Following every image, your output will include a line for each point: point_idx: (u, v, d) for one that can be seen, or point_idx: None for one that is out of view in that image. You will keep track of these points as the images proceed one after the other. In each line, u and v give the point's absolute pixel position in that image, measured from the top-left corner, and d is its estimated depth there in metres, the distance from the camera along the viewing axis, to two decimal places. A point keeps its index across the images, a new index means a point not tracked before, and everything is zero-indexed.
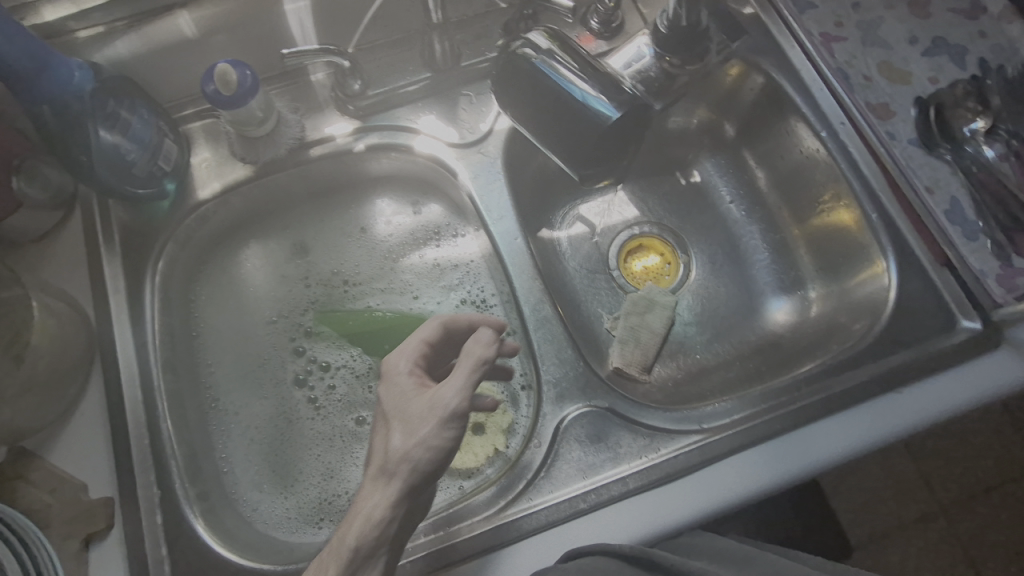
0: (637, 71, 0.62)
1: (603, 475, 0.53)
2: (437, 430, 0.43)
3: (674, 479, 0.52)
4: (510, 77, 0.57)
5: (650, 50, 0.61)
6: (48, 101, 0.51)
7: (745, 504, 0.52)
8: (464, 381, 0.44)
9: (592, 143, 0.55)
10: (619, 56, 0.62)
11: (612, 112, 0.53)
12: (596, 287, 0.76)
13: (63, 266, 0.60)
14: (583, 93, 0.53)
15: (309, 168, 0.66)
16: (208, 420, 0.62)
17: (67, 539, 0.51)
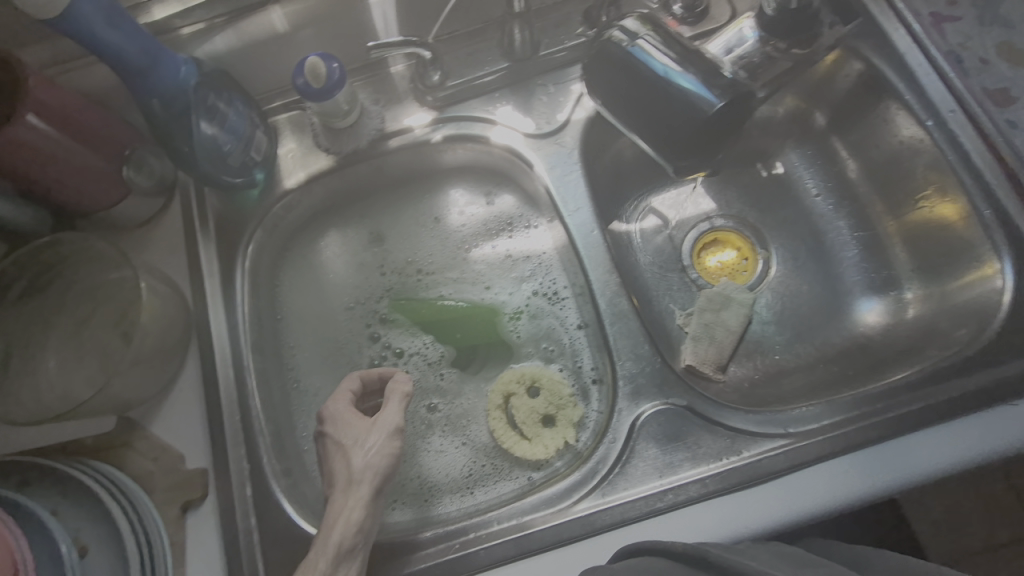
0: (739, 56, 0.60)
1: (683, 474, 0.52)
2: (387, 440, 0.54)
3: (757, 484, 0.50)
4: (598, 64, 0.55)
5: (753, 34, 0.60)
6: (158, 95, 0.54)
7: (834, 514, 0.49)
8: (397, 409, 0.55)
9: (680, 124, 0.53)
10: (719, 41, 0.61)
11: (697, 85, 0.52)
12: (668, 282, 0.74)
13: (165, 250, 0.64)
14: (665, 66, 0.53)
15: (387, 159, 0.67)
16: (290, 400, 0.65)
17: (168, 504, 0.54)
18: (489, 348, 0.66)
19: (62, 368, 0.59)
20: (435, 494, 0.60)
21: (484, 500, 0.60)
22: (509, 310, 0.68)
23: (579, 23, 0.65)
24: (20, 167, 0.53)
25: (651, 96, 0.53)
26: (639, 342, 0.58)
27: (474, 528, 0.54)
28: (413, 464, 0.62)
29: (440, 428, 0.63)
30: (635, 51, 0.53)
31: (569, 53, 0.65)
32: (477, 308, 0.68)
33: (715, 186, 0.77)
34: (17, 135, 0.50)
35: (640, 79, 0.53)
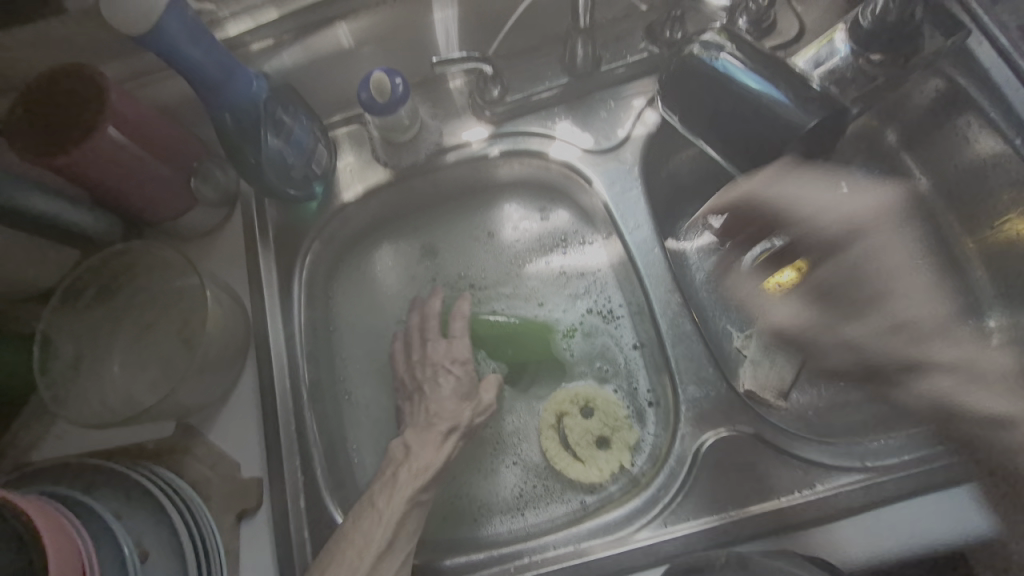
0: (828, 70, 0.60)
1: (753, 508, 0.51)
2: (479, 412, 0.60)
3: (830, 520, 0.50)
4: (676, 77, 0.57)
5: (844, 47, 0.59)
6: (230, 109, 0.55)
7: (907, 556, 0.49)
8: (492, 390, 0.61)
9: (760, 122, 0.54)
10: (806, 56, 0.61)
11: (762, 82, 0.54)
12: (724, 302, 0.71)
13: (225, 259, 0.65)
14: (724, 62, 0.55)
15: (444, 173, 0.67)
16: (341, 412, 0.65)
17: (225, 512, 0.55)
18: (542, 367, 0.65)
19: (126, 373, 0.61)
20: (486, 514, 0.59)
21: (534, 522, 0.58)
22: (563, 328, 0.66)
23: (641, 38, 0.64)
24: (98, 177, 0.55)
25: (724, 96, 0.55)
26: (701, 360, 0.57)
27: (529, 553, 0.53)
28: (463, 482, 0.61)
29: (492, 446, 0.62)
30: (723, 63, 0.55)
31: (628, 70, 0.64)
32: (532, 325, 0.66)
33: None
34: (100, 146, 0.52)
35: (713, 83, 0.55)
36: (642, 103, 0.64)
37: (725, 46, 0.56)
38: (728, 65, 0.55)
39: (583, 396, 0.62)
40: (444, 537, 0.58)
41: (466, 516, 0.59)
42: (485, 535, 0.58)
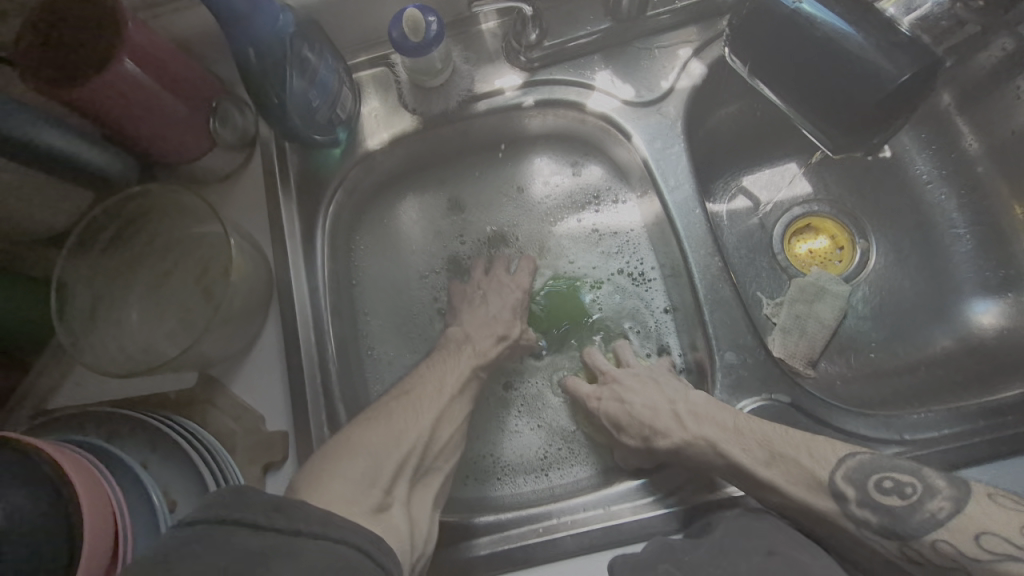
0: (920, 15, 0.57)
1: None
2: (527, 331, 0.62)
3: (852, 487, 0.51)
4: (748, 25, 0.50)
5: None
6: (254, 44, 0.51)
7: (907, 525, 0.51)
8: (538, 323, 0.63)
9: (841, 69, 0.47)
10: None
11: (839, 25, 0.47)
12: (756, 267, 0.69)
13: (246, 206, 0.63)
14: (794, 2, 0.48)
15: (475, 123, 0.64)
16: (364, 367, 0.64)
17: (251, 463, 0.55)
18: (573, 329, 0.64)
19: (144, 321, 0.59)
20: (510, 474, 0.59)
21: (559, 483, 0.58)
22: (592, 286, 0.65)
23: None
24: (109, 114, 0.52)
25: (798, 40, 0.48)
26: (740, 325, 0.56)
27: (558, 513, 0.53)
28: (487, 442, 0.60)
29: (516, 408, 0.62)
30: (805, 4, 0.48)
31: (674, 16, 0.60)
32: (561, 285, 0.65)
33: (817, 166, 0.71)
34: (113, 82, 0.49)
35: (786, 26, 0.48)
36: (689, 53, 0.60)
37: None
38: (813, 6, 0.48)
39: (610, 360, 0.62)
40: (469, 496, 0.58)
41: (488, 476, 0.59)
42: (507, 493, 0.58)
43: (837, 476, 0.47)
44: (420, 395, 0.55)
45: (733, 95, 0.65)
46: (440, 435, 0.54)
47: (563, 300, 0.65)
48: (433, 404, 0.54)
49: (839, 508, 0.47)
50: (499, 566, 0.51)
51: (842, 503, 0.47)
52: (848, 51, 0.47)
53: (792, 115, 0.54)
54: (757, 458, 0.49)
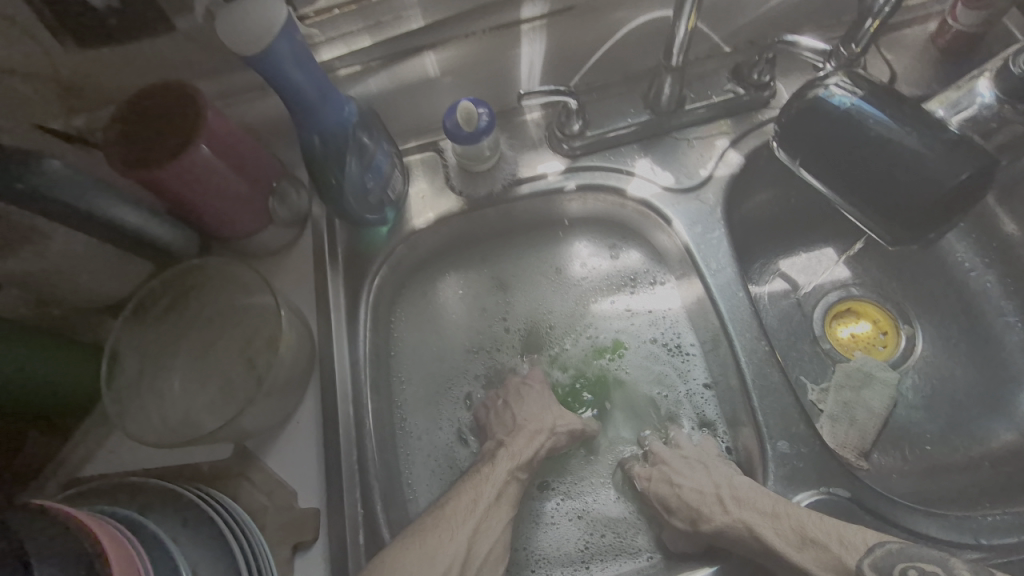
0: (966, 117, 0.53)
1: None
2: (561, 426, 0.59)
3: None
4: (797, 118, 0.52)
5: (988, 94, 0.53)
6: (320, 132, 0.55)
7: None
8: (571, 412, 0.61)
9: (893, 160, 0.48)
10: (942, 101, 0.55)
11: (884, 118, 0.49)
12: (798, 351, 0.68)
13: (294, 278, 0.65)
14: (842, 97, 0.50)
15: (518, 205, 0.67)
16: (398, 443, 0.62)
17: (281, 543, 0.53)
18: (606, 411, 0.63)
19: (185, 390, 0.60)
20: (547, 567, 0.56)
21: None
22: (614, 363, 0.64)
23: (726, 79, 0.64)
24: (182, 193, 0.55)
25: (846, 132, 0.49)
26: (789, 410, 0.55)
27: None
28: (522, 532, 0.58)
29: (552, 495, 0.59)
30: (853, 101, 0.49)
31: (709, 111, 0.63)
32: (583, 362, 0.65)
33: (855, 251, 0.71)
34: (189, 165, 0.53)
35: (833, 120, 0.50)
36: (725, 144, 0.63)
37: (845, 84, 0.51)
38: (864, 103, 0.49)
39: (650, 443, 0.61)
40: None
41: (523, 567, 0.56)
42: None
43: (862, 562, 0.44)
44: (455, 509, 0.51)
45: (767, 183, 0.67)
46: (478, 551, 0.50)
47: (588, 380, 0.64)
48: (468, 516, 0.51)
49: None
50: None
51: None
52: (903, 148, 0.48)
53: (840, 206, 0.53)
54: (824, 565, 0.45)
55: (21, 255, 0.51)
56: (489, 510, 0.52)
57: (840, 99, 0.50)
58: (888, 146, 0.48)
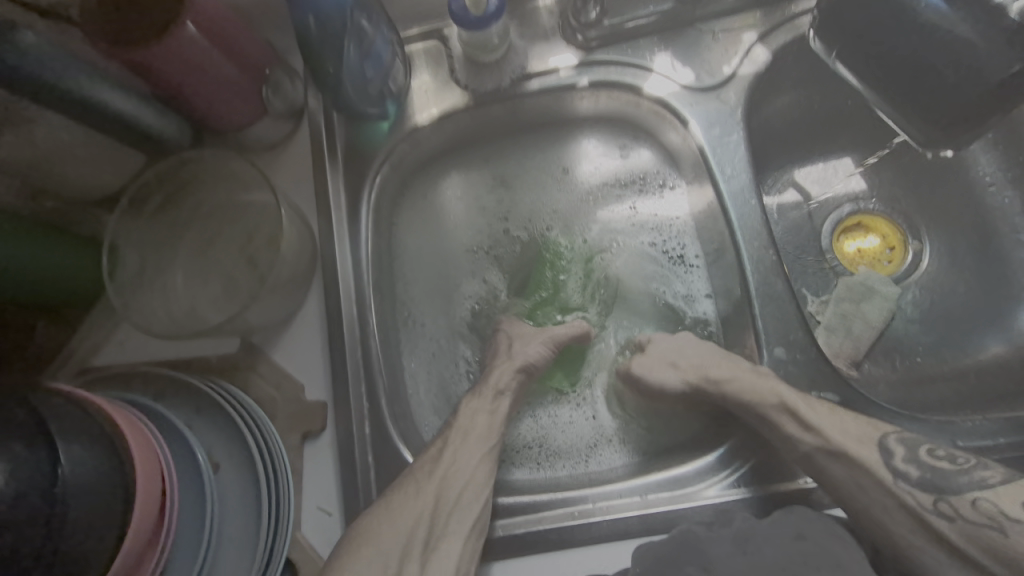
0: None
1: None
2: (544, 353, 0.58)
3: None
4: (840, 4, 0.48)
5: None
6: (315, 12, 0.50)
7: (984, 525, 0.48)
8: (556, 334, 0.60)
9: (936, 52, 0.45)
10: None
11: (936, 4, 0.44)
12: (803, 264, 0.67)
13: (293, 175, 0.63)
14: None
15: (526, 102, 0.63)
16: (400, 341, 0.63)
17: (291, 430, 0.55)
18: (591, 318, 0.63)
19: (188, 285, 0.59)
20: (548, 460, 0.59)
21: (597, 469, 0.58)
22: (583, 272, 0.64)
23: None
24: (170, 79, 0.52)
25: (889, 21, 0.46)
26: (790, 319, 0.55)
27: (593, 499, 0.53)
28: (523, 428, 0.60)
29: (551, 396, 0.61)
30: None
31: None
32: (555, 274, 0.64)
33: (875, 163, 0.69)
34: (176, 46, 0.49)
35: (877, 5, 0.46)
36: (753, 39, 0.59)
37: None
38: None
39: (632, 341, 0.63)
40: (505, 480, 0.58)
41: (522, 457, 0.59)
42: (539, 476, 0.58)
43: (889, 435, 0.49)
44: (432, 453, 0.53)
45: (791, 84, 0.63)
46: (453, 486, 0.51)
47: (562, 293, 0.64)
48: (433, 463, 0.52)
49: (882, 458, 0.48)
50: (530, 546, 0.51)
51: (843, 469, 0.48)
52: (949, 37, 0.44)
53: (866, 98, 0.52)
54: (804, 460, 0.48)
55: (6, 138, 0.48)
56: (456, 452, 0.53)
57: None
58: (932, 35, 0.44)
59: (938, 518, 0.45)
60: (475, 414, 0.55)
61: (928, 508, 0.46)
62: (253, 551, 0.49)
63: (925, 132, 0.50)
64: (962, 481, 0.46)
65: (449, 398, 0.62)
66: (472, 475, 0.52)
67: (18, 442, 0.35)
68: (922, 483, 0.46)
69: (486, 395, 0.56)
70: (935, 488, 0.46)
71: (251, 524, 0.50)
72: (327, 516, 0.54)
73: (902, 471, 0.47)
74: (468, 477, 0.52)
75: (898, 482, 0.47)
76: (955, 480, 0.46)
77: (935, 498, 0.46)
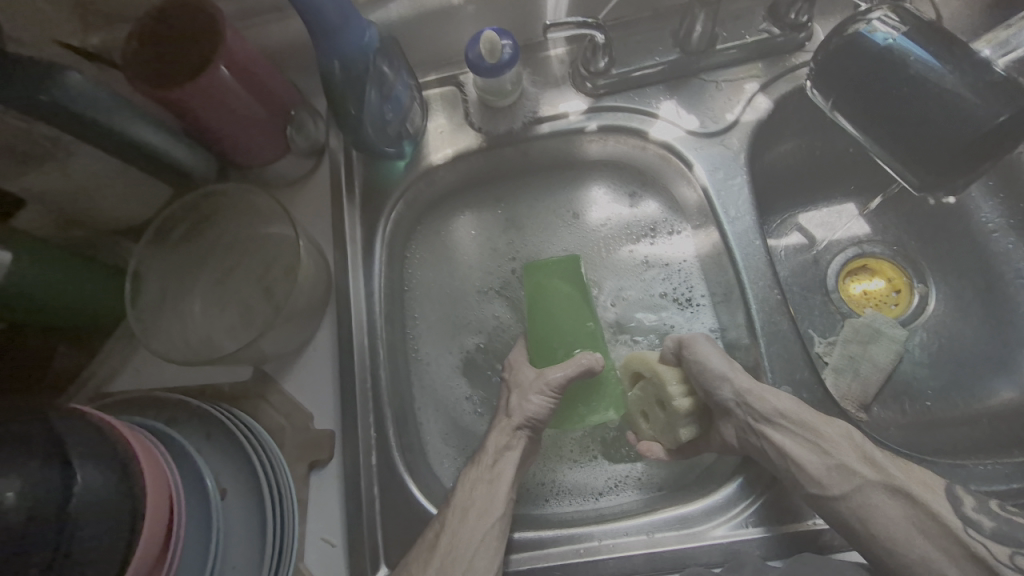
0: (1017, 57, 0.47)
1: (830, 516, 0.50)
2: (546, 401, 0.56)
3: None
4: (836, 57, 0.50)
5: None
6: (340, 58, 0.53)
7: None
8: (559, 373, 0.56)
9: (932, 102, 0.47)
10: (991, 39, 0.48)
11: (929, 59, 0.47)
12: (809, 305, 0.68)
13: (311, 209, 0.65)
14: (886, 35, 0.48)
15: (537, 145, 0.66)
16: (409, 371, 0.64)
17: (298, 460, 0.56)
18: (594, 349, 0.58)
19: (206, 314, 0.61)
20: (554, 495, 0.58)
21: (604, 506, 0.57)
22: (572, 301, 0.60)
23: (762, 20, 0.62)
24: (201, 117, 0.55)
25: (883, 74, 0.48)
26: (796, 358, 0.55)
27: (599, 536, 0.52)
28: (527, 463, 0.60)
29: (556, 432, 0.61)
30: (896, 39, 0.48)
31: (741, 52, 0.62)
32: (547, 307, 0.60)
33: (878, 209, 0.71)
34: (209, 86, 0.52)
35: (872, 58, 0.48)
36: (755, 88, 0.62)
37: (891, 20, 0.49)
38: (907, 42, 0.47)
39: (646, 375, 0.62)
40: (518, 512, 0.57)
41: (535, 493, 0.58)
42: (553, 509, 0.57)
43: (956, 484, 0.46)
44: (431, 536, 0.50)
45: (794, 131, 0.65)
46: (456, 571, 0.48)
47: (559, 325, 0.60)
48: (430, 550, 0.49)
49: (951, 504, 0.45)
50: None
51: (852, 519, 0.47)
52: (937, 89, 0.46)
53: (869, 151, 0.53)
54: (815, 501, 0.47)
55: (44, 170, 0.51)
56: (455, 535, 0.50)
57: (881, 35, 0.48)
58: (922, 85, 0.47)
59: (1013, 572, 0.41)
60: (474, 487, 0.53)
61: (1004, 562, 0.42)
62: None
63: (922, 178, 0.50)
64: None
65: (454, 431, 0.62)
66: (472, 563, 0.48)
67: (35, 458, 0.36)
68: (998, 536, 0.43)
69: (485, 465, 0.54)
70: (1014, 541, 0.43)
71: (255, 553, 0.50)
72: (329, 548, 0.54)
73: (974, 520, 0.44)
74: (470, 557, 0.48)
75: (968, 530, 0.43)
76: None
77: (1011, 551, 0.42)
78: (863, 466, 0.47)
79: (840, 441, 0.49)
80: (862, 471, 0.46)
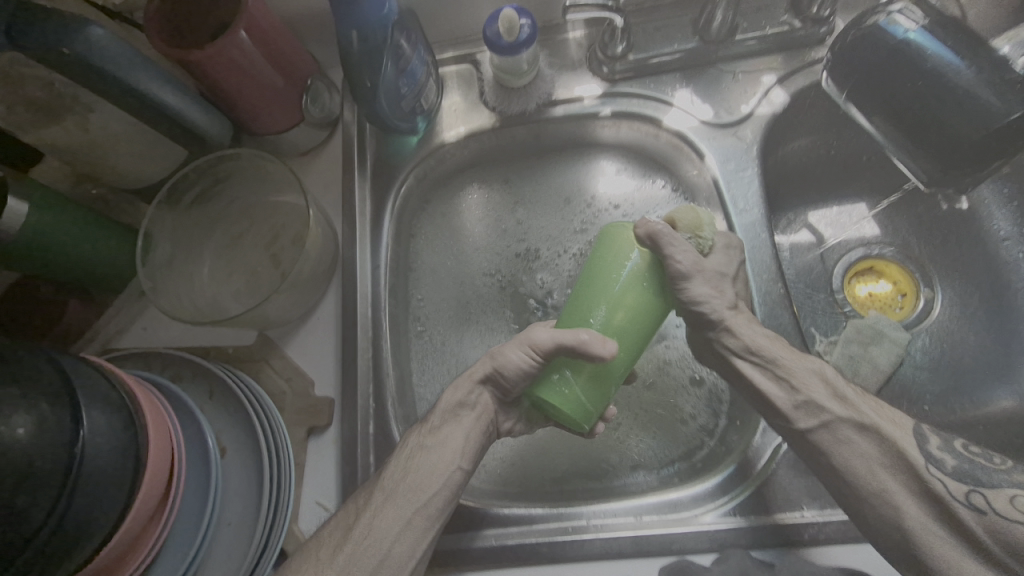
0: None
1: (837, 510, 0.50)
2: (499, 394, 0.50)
3: None
4: (854, 48, 0.50)
5: None
6: (358, 28, 0.53)
7: None
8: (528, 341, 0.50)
9: (947, 97, 0.47)
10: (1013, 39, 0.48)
11: (947, 55, 0.47)
12: (812, 303, 0.67)
13: (323, 179, 0.66)
14: (905, 30, 0.48)
15: (549, 126, 0.66)
16: (411, 345, 0.64)
17: (296, 425, 0.56)
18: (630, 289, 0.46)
19: (213, 277, 0.62)
20: (537, 484, 0.59)
21: (594, 487, 0.58)
22: (602, 319, 0.46)
23: (784, 11, 0.61)
24: (220, 80, 0.55)
25: (898, 69, 0.48)
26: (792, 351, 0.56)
27: (588, 516, 0.53)
28: (531, 461, 0.60)
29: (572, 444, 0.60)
30: (915, 34, 0.48)
31: (761, 43, 0.61)
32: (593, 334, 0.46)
33: (890, 209, 0.70)
34: (226, 50, 0.52)
35: (889, 53, 0.49)
36: (772, 81, 0.62)
37: (915, 13, 0.49)
38: (925, 37, 0.48)
39: (657, 354, 0.63)
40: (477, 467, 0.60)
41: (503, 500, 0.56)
42: (509, 446, 0.61)
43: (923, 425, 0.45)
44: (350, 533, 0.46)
45: (809, 128, 0.65)
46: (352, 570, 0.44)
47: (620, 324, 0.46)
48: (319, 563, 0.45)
49: (916, 441, 0.44)
50: (521, 557, 0.52)
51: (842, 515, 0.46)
52: (953, 82, 0.46)
53: (878, 140, 0.54)
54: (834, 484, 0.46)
55: (64, 125, 0.52)
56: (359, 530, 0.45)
57: (899, 27, 0.48)
58: (937, 79, 0.47)
59: (967, 510, 0.40)
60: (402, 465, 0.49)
61: (958, 499, 0.41)
62: (249, 541, 0.50)
63: (931, 172, 0.50)
64: (1001, 478, 0.42)
65: None
66: (381, 562, 0.45)
67: (43, 399, 0.37)
68: (958, 474, 0.42)
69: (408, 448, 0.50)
70: (972, 479, 0.42)
71: (250, 513, 0.51)
72: (323, 512, 0.55)
73: (937, 458, 0.43)
74: (383, 557, 0.45)
75: (932, 467, 0.42)
76: (998, 476, 0.42)
77: (970, 490, 0.41)
78: (835, 404, 0.45)
79: (810, 379, 0.47)
80: (830, 407, 0.45)
